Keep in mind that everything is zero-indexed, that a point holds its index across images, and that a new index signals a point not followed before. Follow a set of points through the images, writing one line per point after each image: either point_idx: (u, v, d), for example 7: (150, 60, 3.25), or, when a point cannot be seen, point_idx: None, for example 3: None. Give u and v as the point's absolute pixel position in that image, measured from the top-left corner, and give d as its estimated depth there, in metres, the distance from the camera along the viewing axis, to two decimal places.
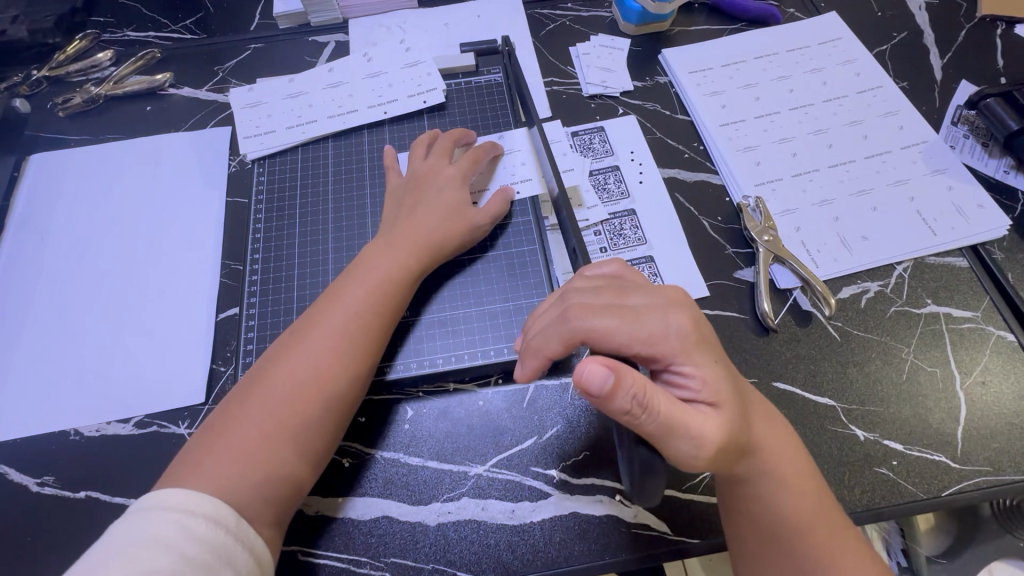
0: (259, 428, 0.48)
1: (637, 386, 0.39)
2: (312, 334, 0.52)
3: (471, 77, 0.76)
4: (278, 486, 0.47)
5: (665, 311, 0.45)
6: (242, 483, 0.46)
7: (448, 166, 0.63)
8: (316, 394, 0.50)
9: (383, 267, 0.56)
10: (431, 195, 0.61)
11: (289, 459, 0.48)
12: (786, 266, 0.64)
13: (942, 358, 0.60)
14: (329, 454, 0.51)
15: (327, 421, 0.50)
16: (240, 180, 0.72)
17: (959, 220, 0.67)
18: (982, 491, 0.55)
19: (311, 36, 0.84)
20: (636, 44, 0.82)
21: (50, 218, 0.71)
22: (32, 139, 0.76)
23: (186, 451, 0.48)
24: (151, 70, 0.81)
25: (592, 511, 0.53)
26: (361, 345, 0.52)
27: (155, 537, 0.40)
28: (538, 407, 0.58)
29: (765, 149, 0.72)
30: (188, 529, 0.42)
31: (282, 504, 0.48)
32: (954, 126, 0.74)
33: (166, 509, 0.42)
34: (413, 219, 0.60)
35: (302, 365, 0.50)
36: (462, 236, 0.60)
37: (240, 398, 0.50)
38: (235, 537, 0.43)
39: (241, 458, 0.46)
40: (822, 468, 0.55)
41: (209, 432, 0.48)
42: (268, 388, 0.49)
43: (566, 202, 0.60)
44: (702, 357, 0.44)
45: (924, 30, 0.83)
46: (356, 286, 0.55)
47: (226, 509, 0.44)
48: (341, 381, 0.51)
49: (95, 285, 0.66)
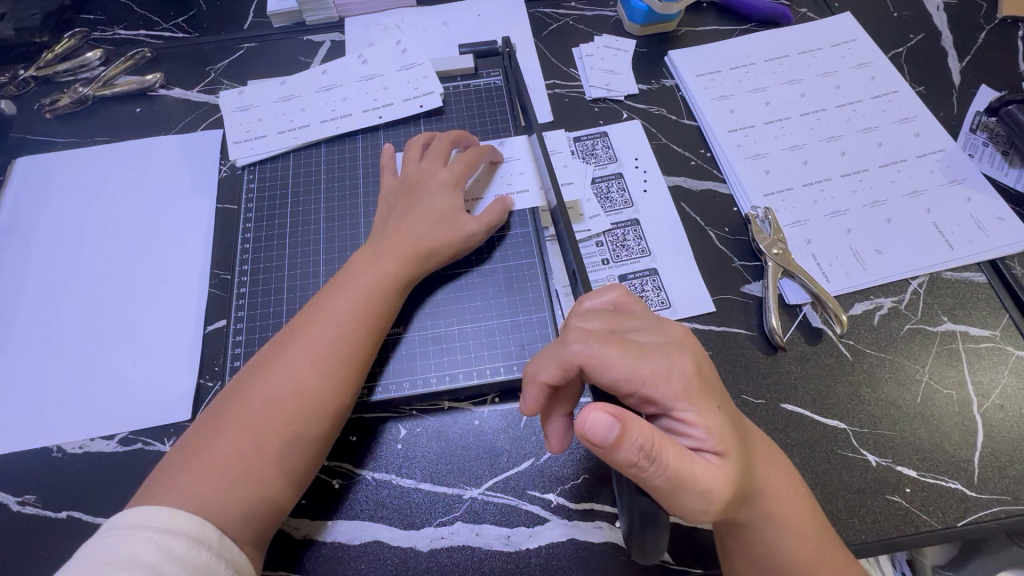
0: (236, 446, 0.45)
1: (645, 436, 0.36)
2: (294, 346, 0.50)
3: (469, 80, 0.73)
4: (259, 504, 0.45)
5: (668, 351, 0.42)
6: (219, 502, 0.43)
7: (442, 169, 0.61)
8: (298, 409, 0.47)
9: (369, 278, 0.54)
10: (423, 201, 0.59)
11: (270, 476, 0.46)
12: (796, 280, 0.61)
13: (958, 380, 0.57)
14: (313, 470, 0.49)
15: (310, 437, 0.48)
16: (230, 185, 0.70)
17: (977, 233, 0.64)
18: (1000, 521, 0.52)
19: (305, 36, 0.81)
20: (641, 45, 0.79)
21: (36, 224, 0.69)
22: (18, 142, 0.74)
23: (161, 468, 0.45)
24: (141, 70, 0.79)
25: (591, 538, 0.51)
26: (347, 359, 0.50)
27: (134, 556, 0.38)
28: (536, 428, 0.56)
29: (775, 157, 0.70)
30: (169, 549, 0.40)
31: (263, 522, 0.45)
32: (974, 134, 0.71)
33: (144, 528, 0.40)
34: (405, 225, 0.57)
35: (283, 379, 0.48)
36: (454, 242, 0.58)
37: (216, 415, 0.47)
38: (218, 556, 0.41)
39: (217, 477, 0.44)
40: (831, 495, 0.53)
41: (185, 447, 0.46)
42: (247, 402, 0.47)
43: (565, 212, 0.56)
44: (705, 403, 0.40)
45: (942, 32, 0.80)
46: (341, 296, 0.53)
47: (208, 527, 0.42)
48: (325, 395, 0.48)
49: (80, 294, 0.64)
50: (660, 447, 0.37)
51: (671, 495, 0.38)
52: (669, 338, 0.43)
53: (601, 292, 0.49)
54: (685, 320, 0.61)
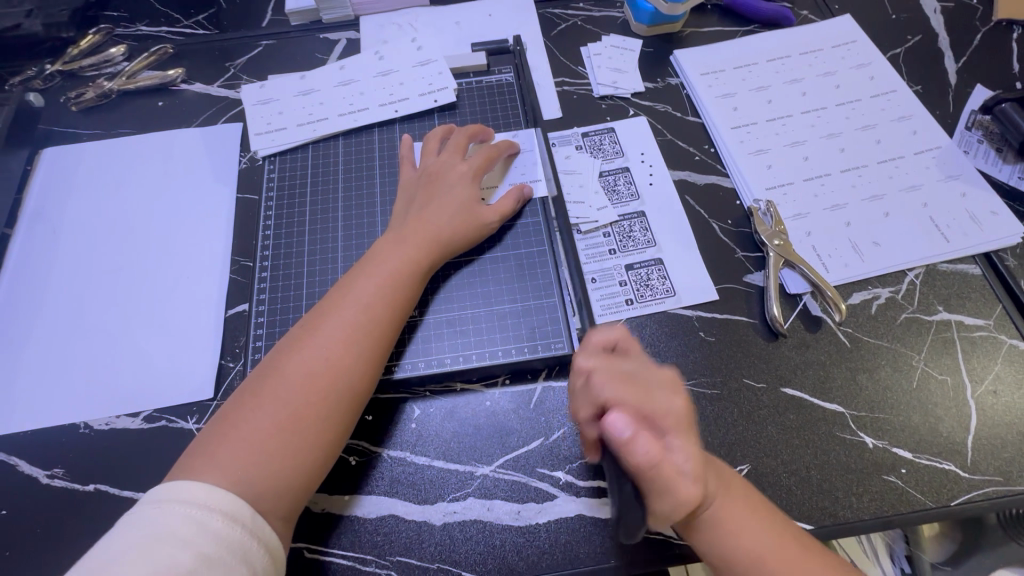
0: (270, 423, 0.48)
1: (647, 455, 0.39)
2: (325, 326, 0.52)
3: (481, 76, 0.76)
4: (291, 479, 0.47)
5: (666, 386, 0.45)
6: (257, 473, 0.46)
7: (460, 162, 0.63)
8: (330, 385, 0.50)
9: (391, 264, 0.56)
10: (443, 192, 0.61)
11: (304, 450, 0.48)
12: (796, 270, 0.64)
13: (952, 366, 0.60)
14: (344, 445, 0.51)
15: (342, 412, 0.50)
16: (250, 176, 0.73)
17: (972, 227, 0.66)
18: (991, 502, 0.54)
19: (322, 34, 0.84)
20: (647, 45, 0.82)
21: (62, 211, 0.71)
22: (45, 133, 0.77)
23: (200, 444, 0.48)
24: (163, 65, 0.82)
25: (597, 513, 0.53)
26: (372, 340, 0.52)
27: (172, 531, 0.40)
28: (545, 409, 0.58)
29: (777, 153, 0.72)
30: (206, 524, 0.41)
31: (297, 495, 0.48)
32: (969, 132, 0.73)
33: (182, 503, 0.42)
34: (425, 213, 0.60)
35: (316, 357, 0.50)
36: (472, 232, 0.61)
37: (249, 394, 0.49)
38: (250, 532, 0.43)
39: (251, 451, 0.46)
40: (830, 474, 0.55)
41: (223, 422, 0.48)
42: (282, 378, 0.50)
43: (566, 226, 0.64)
44: (694, 439, 0.44)
45: (939, 34, 0.82)
46: (368, 279, 0.55)
47: (241, 505, 0.44)
48: (354, 372, 0.51)
49: (107, 279, 0.67)
50: (658, 459, 0.40)
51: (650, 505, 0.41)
52: (671, 378, 0.46)
53: (604, 330, 0.51)
54: (690, 307, 0.63)
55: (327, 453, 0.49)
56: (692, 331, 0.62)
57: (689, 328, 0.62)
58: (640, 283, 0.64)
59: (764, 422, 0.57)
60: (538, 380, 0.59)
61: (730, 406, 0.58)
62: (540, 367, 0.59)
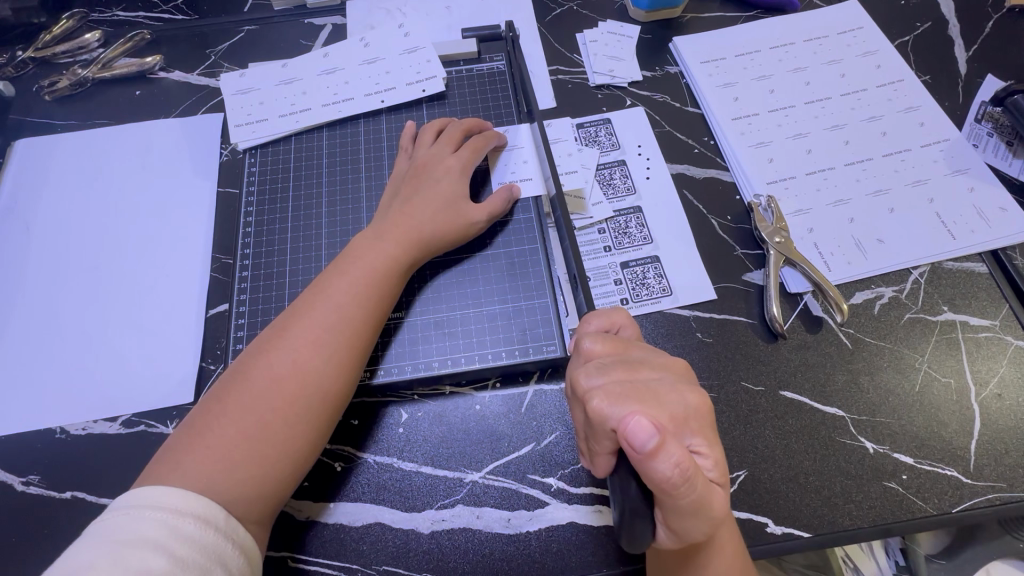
0: (238, 428, 0.46)
1: (681, 458, 0.36)
2: (295, 327, 0.50)
3: (472, 64, 0.73)
4: (262, 485, 0.45)
5: (680, 382, 0.43)
6: (224, 482, 0.44)
7: (450, 156, 0.61)
8: (298, 390, 0.48)
9: (369, 260, 0.54)
10: (428, 185, 0.59)
11: (273, 456, 0.46)
12: (797, 269, 0.61)
13: (957, 368, 0.58)
14: (316, 452, 0.49)
15: (310, 418, 0.48)
16: (231, 169, 0.70)
17: (980, 224, 0.64)
18: (993, 508, 0.53)
19: (307, 19, 0.80)
20: (646, 32, 0.79)
21: (37, 206, 0.68)
22: (17, 124, 0.74)
23: (167, 450, 0.46)
24: (141, 52, 0.78)
25: (591, 521, 0.52)
26: (345, 340, 0.50)
27: (144, 535, 0.39)
28: (537, 413, 0.56)
29: (778, 145, 0.69)
30: (179, 529, 0.40)
31: (270, 500, 0.46)
32: (978, 124, 0.70)
33: (153, 509, 0.40)
34: (408, 209, 0.57)
35: (283, 359, 0.48)
36: (455, 230, 0.58)
37: (220, 396, 0.48)
38: (226, 536, 0.42)
39: (220, 455, 0.45)
40: (830, 480, 0.53)
41: (190, 428, 0.46)
42: (248, 383, 0.47)
43: (560, 201, 0.60)
44: (711, 432, 0.42)
45: (949, 21, 0.79)
46: (342, 278, 0.53)
47: (216, 510, 0.42)
48: (327, 376, 0.49)
49: (83, 277, 0.64)
50: (692, 472, 0.36)
51: (678, 515, 0.38)
52: (673, 371, 0.44)
53: (607, 313, 0.49)
54: (688, 307, 0.61)
55: (296, 462, 0.47)
56: (689, 332, 0.60)
57: (686, 329, 0.60)
58: (635, 282, 0.62)
59: (762, 427, 0.55)
60: (530, 383, 0.57)
61: (728, 409, 0.56)
62: (532, 369, 0.58)
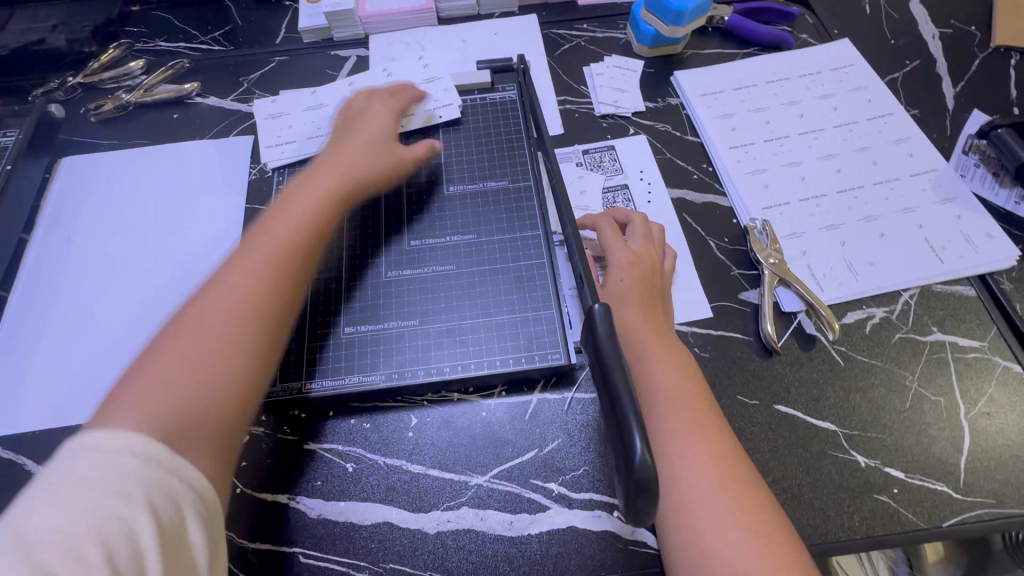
0: (179, 357, 0.45)
1: None
2: (236, 264, 0.51)
3: (486, 93, 0.78)
4: (208, 407, 0.44)
5: None
6: (178, 409, 0.42)
7: (385, 106, 0.71)
8: (238, 310, 0.48)
9: (306, 203, 0.58)
10: (360, 134, 0.67)
11: (218, 377, 0.45)
12: (791, 289, 0.65)
13: (946, 387, 0.60)
14: (265, 374, 0.48)
15: (252, 326, 0.48)
16: (259, 187, 0.75)
17: (967, 249, 0.67)
18: (986, 523, 0.54)
19: (333, 50, 0.87)
20: (649, 66, 0.84)
21: (78, 218, 0.74)
22: (64, 143, 0.80)
23: (96, 413, 0.42)
24: (180, 79, 0.85)
25: (590, 526, 0.54)
26: (284, 260, 0.52)
27: (85, 477, 0.35)
28: (540, 420, 0.59)
29: (773, 172, 0.73)
30: (122, 468, 0.36)
31: (217, 429, 0.44)
32: (965, 155, 0.74)
33: (88, 452, 0.36)
34: (340, 154, 0.64)
35: (227, 290, 0.49)
36: (387, 169, 0.66)
37: (157, 339, 0.46)
38: (173, 475, 0.38)
39: (159, 383, 0.43)
40: (821, 492, 0.55)
41: (126, 376, 0.44)
42: (185, 320, 0.47)
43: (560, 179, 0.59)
44: None
45: (937, 59, 0.84)
46: (284, 218, 0.55)
47: (158, 450, 0.38)
48: (265, 290, 0.50)
49: (117, 283, 0.69)
50: None
51: None
52: None
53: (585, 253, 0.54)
54: (686, 324, 0.64)
55: (243, 378, 0.46)
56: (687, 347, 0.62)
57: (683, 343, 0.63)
58: None
59: (756, 439, 0.57)
60: (534, 392, 0.60)
61: None
62: (536, 378, 0.61)
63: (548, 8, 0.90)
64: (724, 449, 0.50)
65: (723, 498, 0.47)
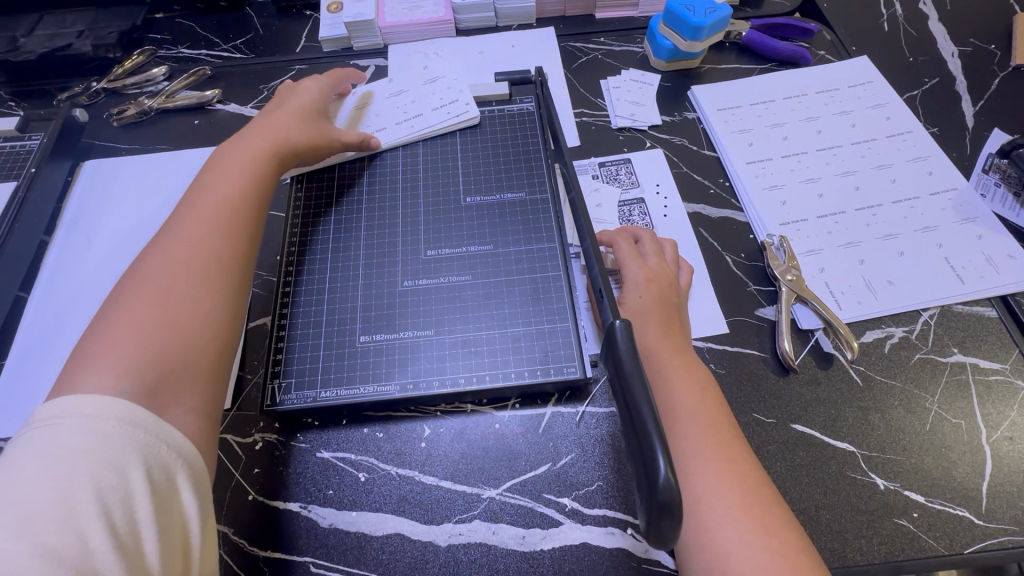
0: (147, 309, 0.47)
1: None
2: (174, 228, 0.54)
3: (503, 105, 0.79)
4: (182, 354, 0.47)
5: None
6: (154, 354, 0.45)
7: (314, 83, 0.75)
8: (200, 261, 0.52)
9: (247, 168, 0.62)
10: (285, 108, 0.71)
11: (187, 323, 0.48)
12: (809, 306, 0.64)
13: (967, 410, 0.59)
14: (234, 321, 0.52)
15: (216, 275, 0.52)
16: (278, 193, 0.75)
17: (988, 270, 0.66)
18: (1010, 551, 0.53)
19: (353, 60, 0.88)
20: (665, 80, 0.84)
21: (99, 220, 0.74)
22: (87, 146, 0.81)
23: (59, 383, 0.43)
24: (201, 85, 0.86)
25: (604, 543, 0.53)
26: (236, 216, 0.57)
27: (68, 445, 0.37)
28: (553, 434, 0.59)
29: (791, 189, 0.73)
30: (106, 432, 0.39)
31: (192, 373, 0.47)
32: (985, 174, 0.73)
33: (67, 418, 0.39)
34: (271, 122, 0.68)
35: (181, 241, 0.53)
36: (320, 137, 0.70)
37: (117, 299, 0.48)
38: (157, 437, 0.41)
39: (128, 337, 0.45)
40: (840, 515, 0.54)
41: (88, 338, 0.46)
42: (144, 278, 0.50)
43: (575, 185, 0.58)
44: None
45: (957, 77, 0.83)
46: (224, 181, 0.60)
47: (140, 411, 0.41)
48: (222, 243, 0.54)
49: None
50: None
51: None
52: None
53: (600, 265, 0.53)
54: (702, 340, 0.63)
55: (212, 325, 0.50)
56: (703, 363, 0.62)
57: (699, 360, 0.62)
58: None
59: (772, 458, 0.57)
60: (548, 406, 0.60)
61: None
62: (550, 391, 0.61)
63: (566, 21, 0.91)
64: (745, 469, 0.50)
65: (749, 522, 0.47)
